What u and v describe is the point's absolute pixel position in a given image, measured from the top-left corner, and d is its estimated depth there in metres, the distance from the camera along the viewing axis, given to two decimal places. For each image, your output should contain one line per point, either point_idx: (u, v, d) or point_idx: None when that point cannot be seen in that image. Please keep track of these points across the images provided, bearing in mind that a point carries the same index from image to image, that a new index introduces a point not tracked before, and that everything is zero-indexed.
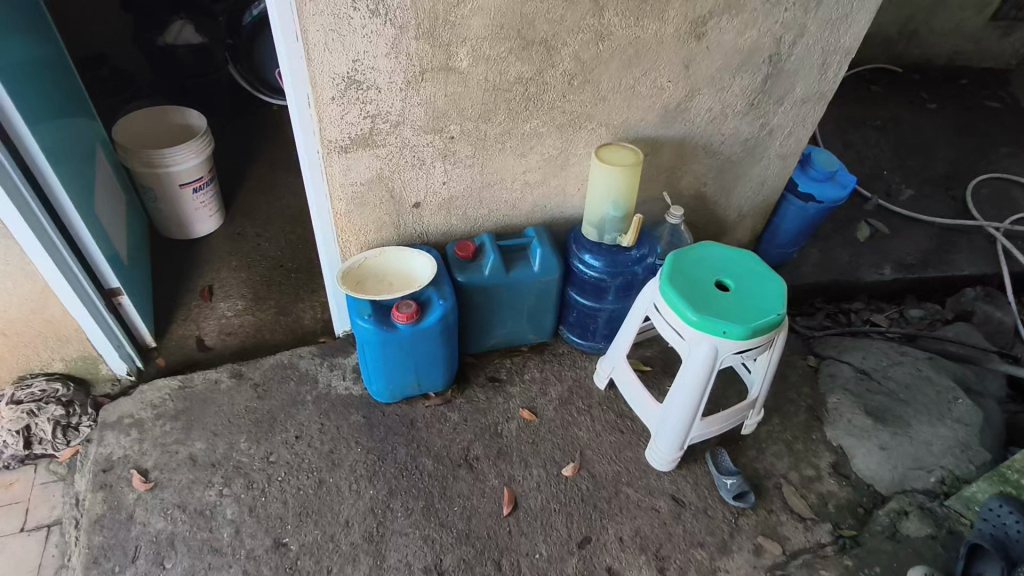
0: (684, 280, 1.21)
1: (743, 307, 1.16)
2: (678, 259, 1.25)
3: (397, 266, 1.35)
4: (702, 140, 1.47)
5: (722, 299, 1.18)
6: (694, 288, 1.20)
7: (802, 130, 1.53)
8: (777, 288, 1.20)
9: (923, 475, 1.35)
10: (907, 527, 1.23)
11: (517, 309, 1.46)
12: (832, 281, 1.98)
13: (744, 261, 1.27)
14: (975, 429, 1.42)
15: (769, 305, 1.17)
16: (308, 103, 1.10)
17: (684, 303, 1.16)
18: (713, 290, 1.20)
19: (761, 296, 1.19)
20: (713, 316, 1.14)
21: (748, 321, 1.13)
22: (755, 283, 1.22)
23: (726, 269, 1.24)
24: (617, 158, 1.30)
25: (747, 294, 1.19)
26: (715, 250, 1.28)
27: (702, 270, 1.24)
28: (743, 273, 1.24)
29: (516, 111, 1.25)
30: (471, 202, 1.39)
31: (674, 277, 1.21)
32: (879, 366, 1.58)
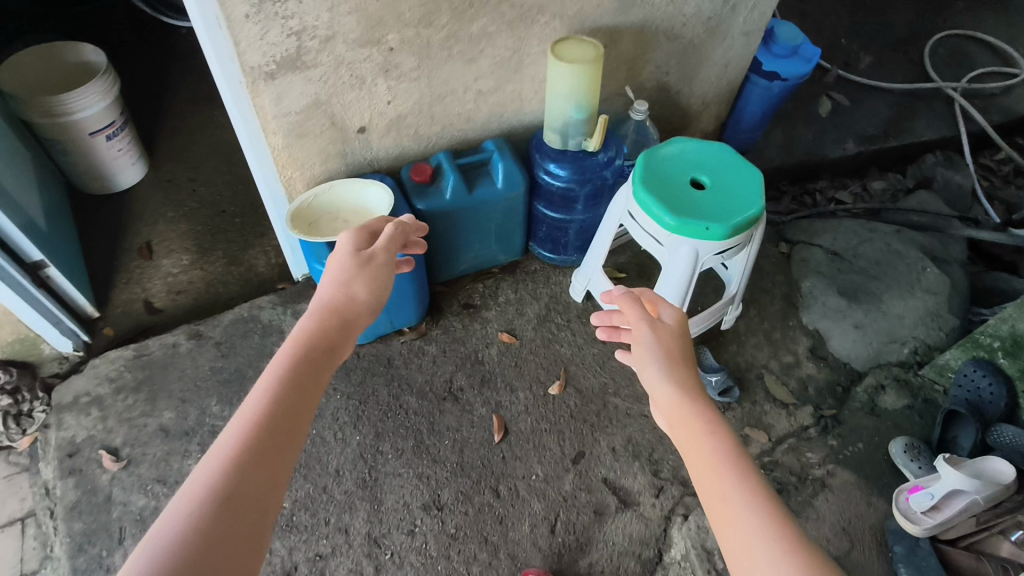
0: (658, 182, 1.14)
1: (722, 204, 1.11)
2: (649, 159, 1.17)
3: (350, 200, 1.24)
4: (663, 25, 1.34)
5: (700, 198, 1.12)
6: (669, 190, 1.13)
7: (766, 3, 1.42)
8: (756, 181, 1.15)
9: (896, 347, 1.38)
10: (885, 401, 1.29)
11: (487, 231, 1.39)
12: (797, 162, 1.94)
13: (720, 153, 1.19)
14: (944, 296, 1.45)
15: (749, 199, 1.12)
16: (220, 23, 0.94)
17: (660, 207, 1.10)
18: (690, 190, 1.13)
19: (740, 191, 1.13)
20: (693, 218, 1.08)
21: (729, 220, 1.08)
22: (734, 177, 1.16)
23: (701, 165, 1.17)
24: (575, 52, 1.18)
25: (725, 190, 1.13)
26: (688, 144, 1.21)
27: (676, 169, 1.16)
28: (720, 167, 1.17)
29: (460, 9, 1.10)
30: (421, 120, 1.27)
31: (647, 179, 1.14)
32: (850, 246, 1.58)
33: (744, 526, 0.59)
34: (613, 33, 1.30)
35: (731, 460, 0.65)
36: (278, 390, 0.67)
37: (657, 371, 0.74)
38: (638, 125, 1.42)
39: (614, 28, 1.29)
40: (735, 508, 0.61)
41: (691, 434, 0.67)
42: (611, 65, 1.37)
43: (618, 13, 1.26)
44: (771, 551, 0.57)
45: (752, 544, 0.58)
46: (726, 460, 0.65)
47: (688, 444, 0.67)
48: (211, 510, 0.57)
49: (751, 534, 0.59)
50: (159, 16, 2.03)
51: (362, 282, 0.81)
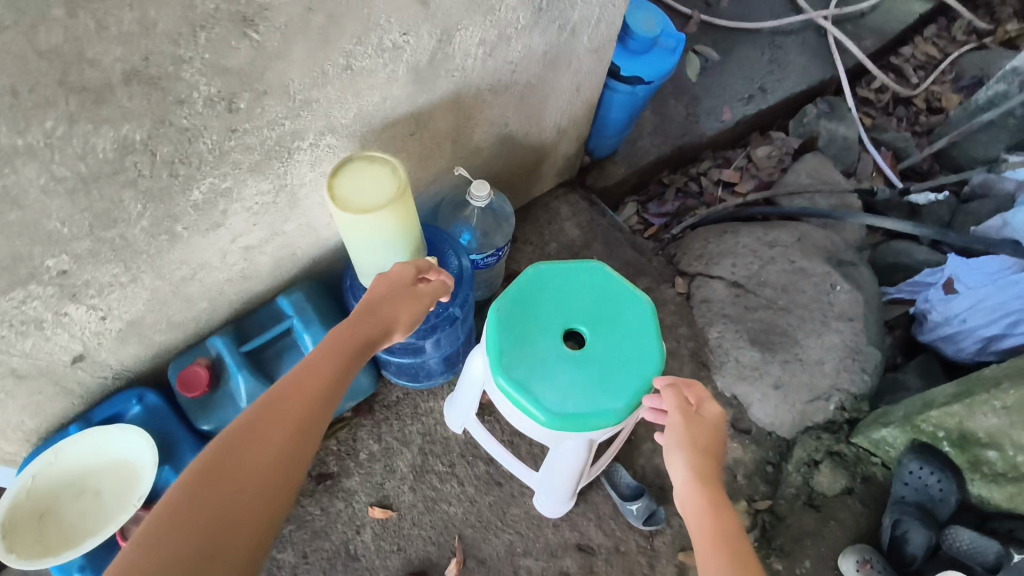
0: (522, 355, 0.84)
1: (611, 368, 0.84)
2: (503, 317, 0.87)
3: (93, 459, 0.85)
4: (484, 82, 0.96)
5: (580, 367, 0.84)
6: (537, 364, 0.84)
7: (612, 13, 1.05)
8: (647, 315, 0.88)
9: (822, 405, 1.21)
10: (821, 483, 1.15)
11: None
12: (675, 149, 1.66)
13: (593, 280, 0.90)
14: (859, 322, 1.28)
15: (643, 352, 0.85)
16: None
17: (530, 401, 0.81)
18: (564, 355, 0.84)
19: (630, 339, 0.86)
20: (577, 408, 0.81)
21: (624, 396, 0.82)
22: (617, 316, 0.87)
23: (572, 307, 0.88)
24: (364, 191, 0.79)
25: (610, 342, 0.85)
26: (549, 275, 0.91)
27: (541, 324, 0.87)
28: (596, 304, 0.88)
29: (158, 185, 0.68)
30: (171, 309, 0.86)
31: (505, 355, 0.84)
32: (752, 272, 1.36)
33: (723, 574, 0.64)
34: (417, 117, 0.91)
35: (743, 551, 0.65)
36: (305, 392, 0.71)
37: (683, 466, 0.74)
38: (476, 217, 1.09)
39: (417, 111, 0.90)
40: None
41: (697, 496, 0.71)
42: (427, 148, 0.99)
43: (416, 96, 0.87)
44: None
45: None
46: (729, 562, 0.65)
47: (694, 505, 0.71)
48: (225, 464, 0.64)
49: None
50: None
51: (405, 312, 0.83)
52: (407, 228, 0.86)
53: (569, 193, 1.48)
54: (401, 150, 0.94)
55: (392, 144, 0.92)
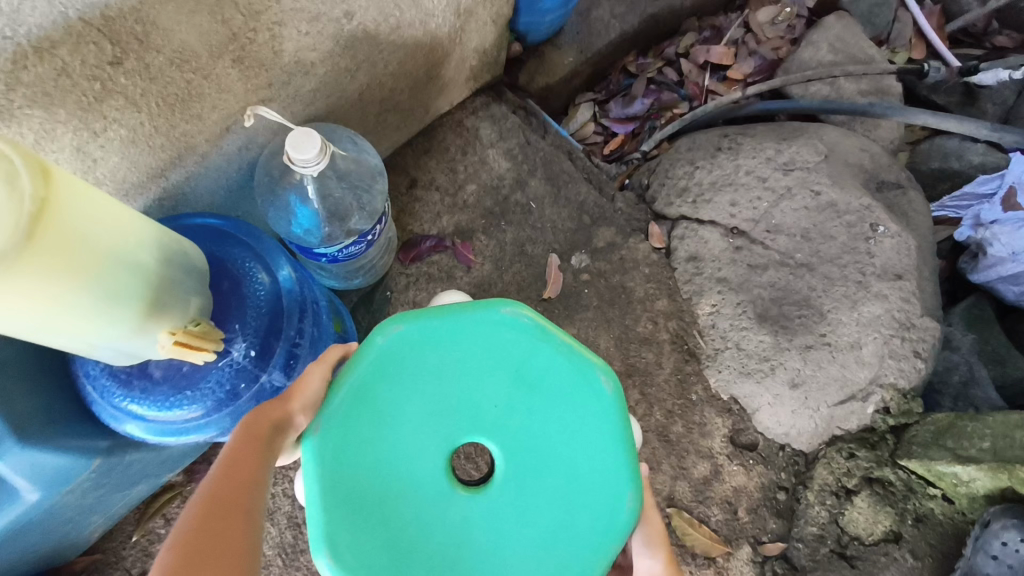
0: (373, 531, 0.50)
1: (537, 536, 0.52)
2: (337, 456, 0.51)
3: None
4: None
5: (481, 540, 0.51)
6: (416, 558, 0.50)
7: None
8: (602, 416, 0.54)
9: (856, 408, 0.85)
10: (855, 522, 0.81)
11: (96, 501, 0.65)
12: (643, 20, 1.15)
13: (507, 349, 0.54)
14: (911, 280, 0.90)
15: (599, 501, 0.53)
16: None
17: None
18: (453, 520, 0.51)
19: (568, 470, 0.53)
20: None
21: None
22: (548, 429, 0.53)
23: (467, 412, 0.53)
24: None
25: (535, 484, 0.53)
26: (423, 346, 0.54)
27: (408, 456, 0.51)
28: (512, 399, 0.54)
29: None
30: None
31: (342, 536, 0.49)
32: (758, 213, 0.94)
33: None
34: (107, 20, 0.43)
35: None
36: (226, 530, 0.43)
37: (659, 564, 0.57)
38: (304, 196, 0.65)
39: (96, 7, 0.41)
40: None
41: None
42: (177, 81, 0.51)
43: None
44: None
45: None
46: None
47: None
48: None
49: None
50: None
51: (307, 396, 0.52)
52: (62, 286, 0.39)
53: (492, 103, 0.99)
54: (108, 94, 0.47)
55: (73, 87, 0.44)
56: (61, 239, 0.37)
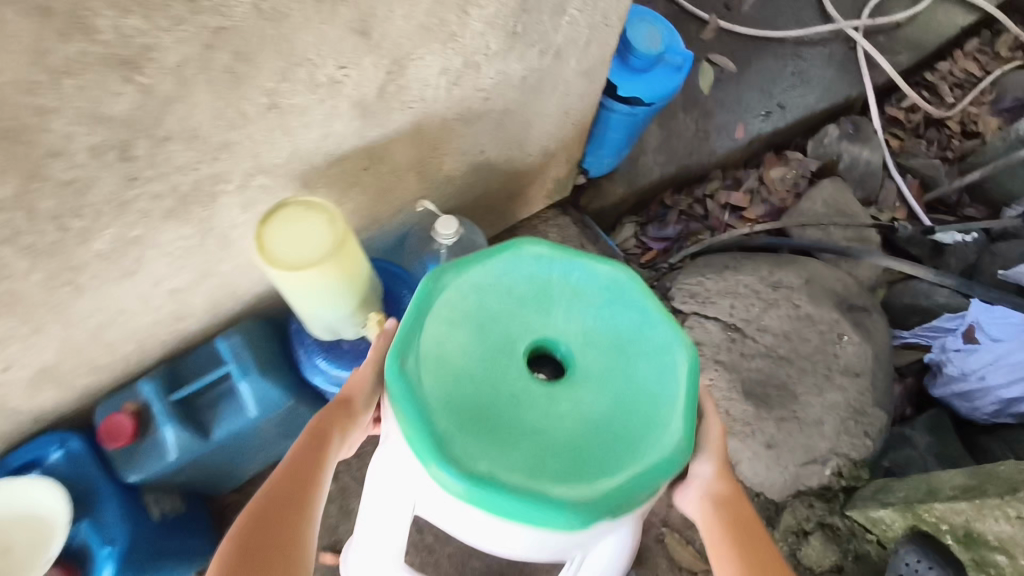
0: (491, 432, 0.59)
1: (628, 405, 0.62)
2: (437, 386, 0.61)
3: (15, 509, 0.79)
4: (450, 111, 0.85)
5: (584, 416, 0.61)
6: (510, 440, 0.59)
7: (604, 33, 0.93)
8: (634, 296, 0.68)
9: (818, 469, 1.10)
10: (810, 556, 1.06)
11: (270, 440, 0.96)
12: (679, 169, 1.53)
13: (544, 270, 0.68)
14: (866, 378, 1.17)
15: (649, 365, 0.64)
16: None
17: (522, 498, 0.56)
18: (553, 403, 0.61)
19: (618, 355, 0.64)
20: (611, 478, 0.58)
21: (654, 439, 0.61)
22: (588, 322, 0.66)
23: (532, 325, 0.65)
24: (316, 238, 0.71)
25: (609, 365, 0.64)
26: (477, 290, 0.67)
27: (498, 369, 0.62)
28: (559, 305, 0.66)
29: (48, 242, 0.60)
30: (89, 355, 0.79)
31: (467, 445, 0.58)
32: (751, 315, 1.24)
33: None
34: (372, 149, 0.81)
35: None
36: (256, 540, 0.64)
37: (716, 467, 0.72)
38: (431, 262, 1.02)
39: (370, 142, 0.79)
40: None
41: (731, 542, 0.69)
42: (388, 180, 0.89)
43: (367, 127, 0.76)
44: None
45: None
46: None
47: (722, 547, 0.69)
48: None
49: None
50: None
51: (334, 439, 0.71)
52: (333, 288, 0.75)
53: (559, 215, 1.37)
54: (355, 184, 0.85)
55: (343, 179, 0.82)
56: (346, 257, 0.74)
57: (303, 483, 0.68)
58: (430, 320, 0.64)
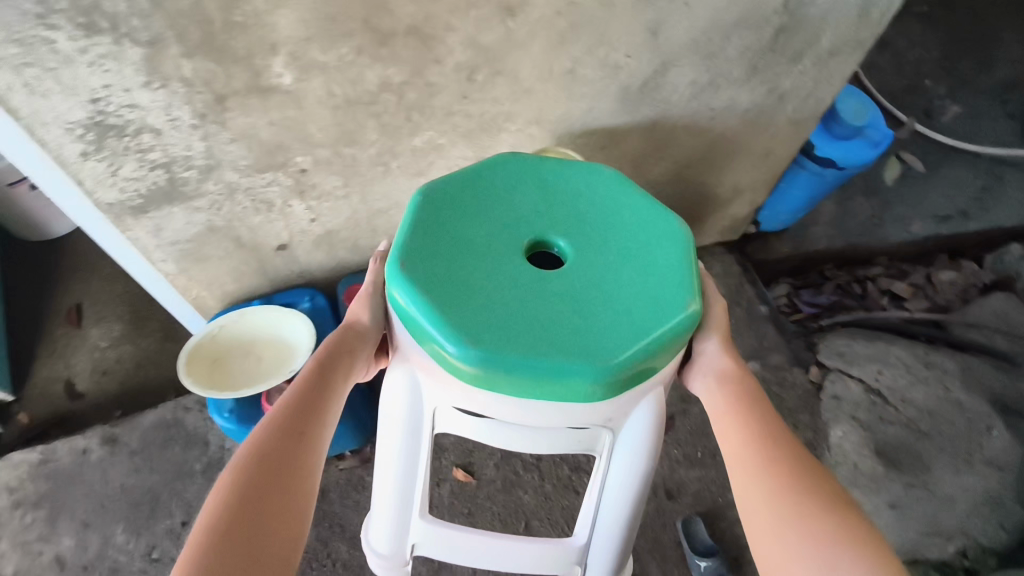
0: (498, 310, 0.68)
1: (621, 288, 0.71)
2: (435, 273, 0.70)
3: (266, 328, 1.03)
4: (681, 120, 1.02)
5: (572, 293, 0.70)
6: (524, 317, 0.67)
7: (825, 90, 1.07)
8: (628, 195, 0.81)
9: (941, 542, 1.10)
10: None
11: None
12: (848, 246, 1.60)
13: (534, 192, 0.81)
14: (1011, 474, 1.17)
15: (648, 255, 0.75)
16: (50, 164, 0.71)
17: (543, 349, 0.65)
18: (552, 285, 0.70)
19: (615, 252, 0.75)
20: (611, 336, 0.67)
21: (655, 308, 0.70)
22: (596, 226, 0.77)
23: (531, 227, 0.76)
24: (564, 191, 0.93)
25: (599, 258, 0.74)
26: (479, 201, 0.78)
27: (493, 254, 0.72)
28: (551, 216, 0.78)
29: (394, 126, 0.83)
30: (361, 233, 1.02)
31: (467, 307, 0.68)
32: (897, 386, 1.27)
33: (753, 500, 0.66)
34: (613, 133, 1.00)
35: (773, 467, 0.67)
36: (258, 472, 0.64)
37: (717, 348, 0.76)
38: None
39: (615, 126, 0.98)
40: (791, 488, 0.65)
41: (744, 422, 0.71)
42: (611, 165, 1.07)
43: (619, 111, 0.95)
44: (797, 529, 0.62)
45: (764, 521, 0.65)
46: (772, 444, 0.69)
47: (738, 428, 0.71)
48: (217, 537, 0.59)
49: (759, 507, 0.66)
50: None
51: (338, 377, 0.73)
52: None
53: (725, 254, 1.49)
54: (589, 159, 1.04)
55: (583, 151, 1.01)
56: None
57: (311, 415, 0.70)
58: (423, 217, 0.75)
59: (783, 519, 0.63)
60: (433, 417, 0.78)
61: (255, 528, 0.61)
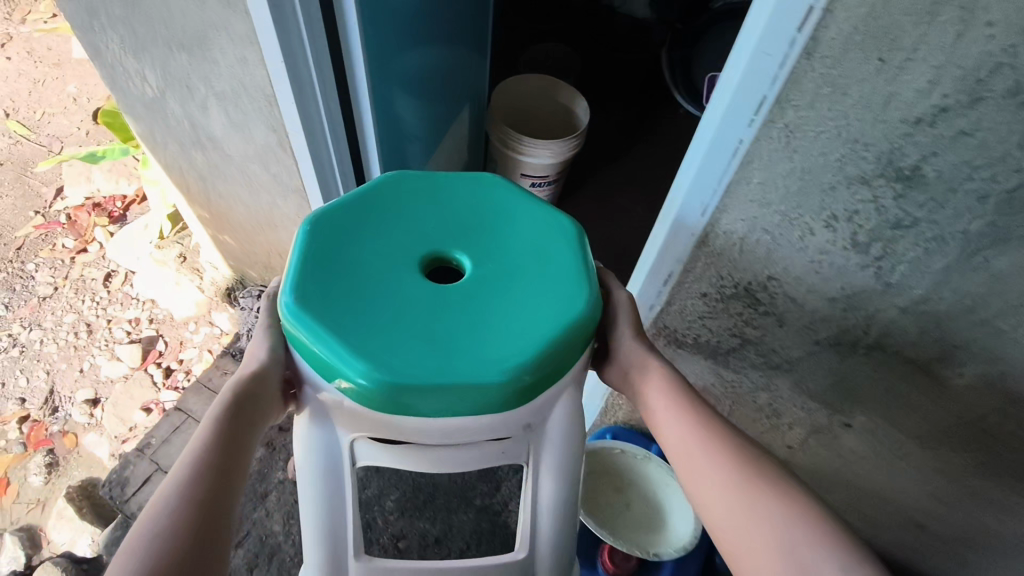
0: (391, 312, 0.62)
1: (519, 312, 0.64)
2: (347, 283, 0.64)
3: (654, 487, 0.97)
4: None
5: (479, 313, 0.63)
6: (402, 321, 0.62)
7: None
8: (531, 209, 0.75)
9: None
10: None
11: None
12: None
13: (405, 192, 0.74)
14: None
15: (502, 267, 0.68)
16: (665, 280, 0.71)
17: (456, 372, 0.59)
18: (458, 298, 0.65)
19: (455, 242, 0.70)
20: (507, 361, 0.60)
21: (546, 333, 0.63)
22: (478, 230, 0.72)
23: (418, 240, 0.70)
24: None
25: (498, 278, 0.67)
26: (347, 217, 0.70)
27: (389, 271, 0.66)
28: (447, 226, 0.72)
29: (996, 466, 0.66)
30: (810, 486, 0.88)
31: (359, 318, 0.61)
32: None
33: (699, 476, 0.57)
34: None
35: (705, 442, 0.58)
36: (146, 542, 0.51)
37: (632, 334, 0.68)
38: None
39: None
40: (717, 450, 0.58)
41: (674, 399, 0.63)
42: None
43: None
44: (736, 484, 0.55)
45: (715, 494, 0.56)
46: (709, 419, 0.61)
47: (670, 407, 0.62)
48: None
49: (702, 473, 0.57)
50: (671, 86, 1.96)
51: (239, 429, 0.61)
52: None
53: None
54: None
55: None
56: None
57: (233, 455, 0.60)
58: (318, 232, 0.67)
59: (716, 477, 0.56)
60: (353, 450, 0.66)
61: None
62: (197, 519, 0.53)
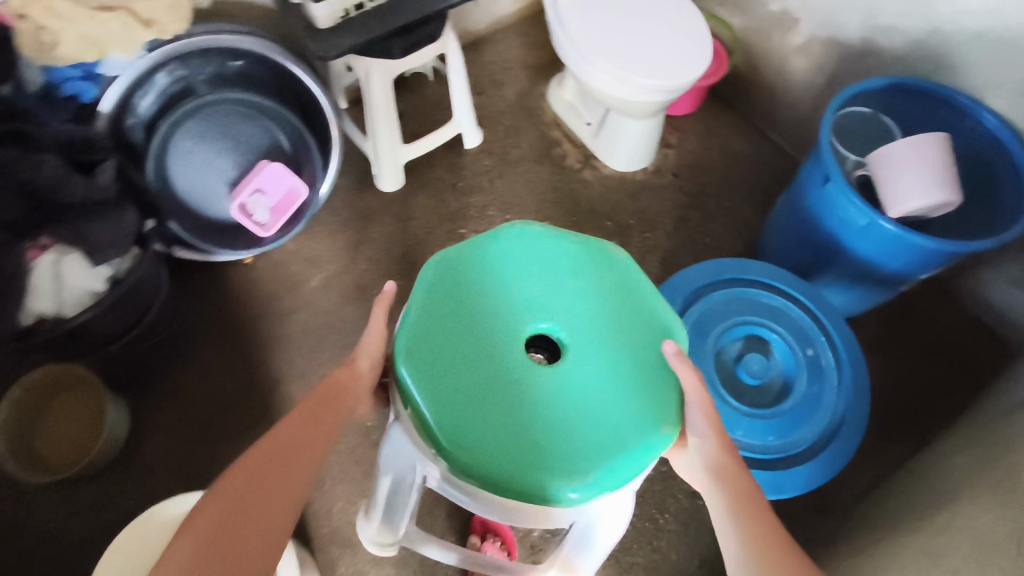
0: (503, 391, 0.80)
1: (590, 407, 0.81)
2: (473, 351, 0.83)
3: None
4: None
5: (569, 388, 0.82)
6: (502, 397, 0.80)
7: None
8: (625, 278, 0.91)
9: None
10: None
11: None
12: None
13: (520, 255, 0.91)
14: None
15: (581, 322, 0.87)
16: None
17: (545, 449, 0.78)
18: (546, 375, 0.82)
19: (557, 286, 0.89)
20: (547, 469, 0.77)
21: (628, 426, 0.80)
22: (573, 299, 0.88)
23: (512, 318, 0.86)
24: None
25: (576, 362, 0.83)
26: (469, 264, 0.89)
27: (497, 342, 0.84)
28: (553, 298, 0.88)
29: None
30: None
31: (433, 387, 0.80)
32: None
33: None
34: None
35: (768, 543, 0.72)
36: (268, 471, 0.71)
37: (709, 435, 0.81)
38: (721, 329, 1.06)
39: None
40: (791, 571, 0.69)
41: (745, 499, 0.76)
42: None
43: None
44: None
45: None
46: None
47: (751, 531, 0.73)
48: (205, 540, 0.66)
49: None
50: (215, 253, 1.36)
51: (314, 441, 0.75)
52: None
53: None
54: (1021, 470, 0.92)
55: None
56: None
57: (301, 443, 0.74)
58: (440, 305, 0.85)
59: None
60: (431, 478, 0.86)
61: (229, 541, 0.66)
62: (292, 496, 0.71)
